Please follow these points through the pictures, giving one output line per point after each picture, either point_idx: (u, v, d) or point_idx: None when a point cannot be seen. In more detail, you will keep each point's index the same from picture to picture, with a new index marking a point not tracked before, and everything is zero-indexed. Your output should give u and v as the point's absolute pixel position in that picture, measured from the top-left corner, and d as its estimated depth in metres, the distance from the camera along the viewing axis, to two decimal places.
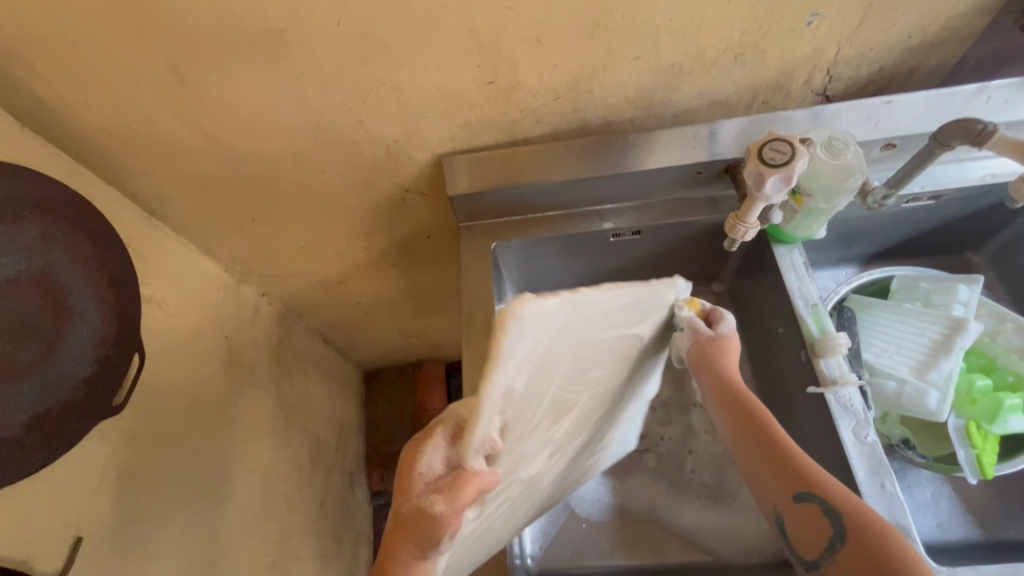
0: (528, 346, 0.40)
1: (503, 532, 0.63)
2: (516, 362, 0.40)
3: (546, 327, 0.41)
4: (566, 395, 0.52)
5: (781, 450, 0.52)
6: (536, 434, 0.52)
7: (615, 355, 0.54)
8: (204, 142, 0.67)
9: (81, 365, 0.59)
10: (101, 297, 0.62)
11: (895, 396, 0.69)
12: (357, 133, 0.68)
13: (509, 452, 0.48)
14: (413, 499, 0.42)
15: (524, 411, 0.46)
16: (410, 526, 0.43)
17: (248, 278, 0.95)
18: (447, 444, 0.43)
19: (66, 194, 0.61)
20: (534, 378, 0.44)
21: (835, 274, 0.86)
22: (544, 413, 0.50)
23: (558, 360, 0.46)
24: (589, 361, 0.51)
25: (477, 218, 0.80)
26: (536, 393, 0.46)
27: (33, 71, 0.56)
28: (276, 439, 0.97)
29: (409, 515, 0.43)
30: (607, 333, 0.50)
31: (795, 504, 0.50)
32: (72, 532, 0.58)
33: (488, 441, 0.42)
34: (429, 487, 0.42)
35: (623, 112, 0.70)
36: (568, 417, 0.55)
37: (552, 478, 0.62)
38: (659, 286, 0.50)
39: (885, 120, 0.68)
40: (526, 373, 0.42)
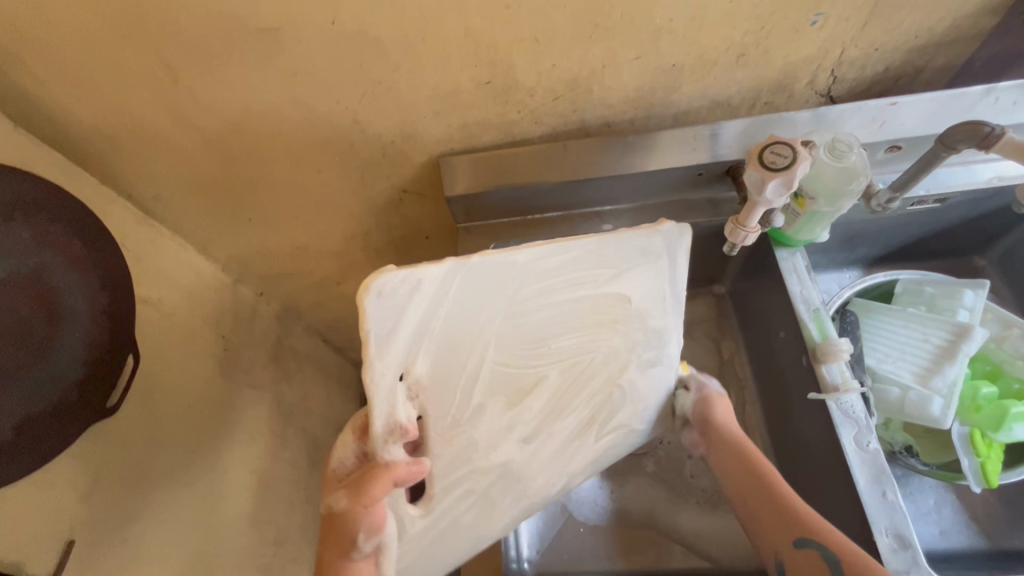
0: (415, 317, 0.44)
1: (490, 531, 0.58)
2: (398, 333, 0.44)
3: (431, 297, 0.44)
4: (516, 371, 0.52)
5: (779, 500, 0.54)
6: (487, 413, 0.53)
7: (580, 325, 0.53)
8: (198, 142, 0.67)
9: (71, 367, 0.59)
10: (94, 299, 0.62)
11: (898, 402, 0.68)
12: (353, 134, 0.67)
13: (442, 433, 0.51)
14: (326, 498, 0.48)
15: (445, 386, 0.49)
16: (328, 527, 0.48)
17: (246, 279, 0.94)
18: (357, 440, 0.50)
19: (59, 195, 0.59)
20: (442, 351, 0.47)
21: (838, 278, 0.85)
22: (484, 387, 0.51)
23: (477, 330, 0.48)
24: (536, 333, 0.51)
25: (475, 219, 0.79)
26: (459, 365, 0.49)
27: (25, 70, 0.56)
28: (274, 440, 0.97)
29: (328, 516, 0.48)
30: (546, 300, 0.50)
31: (795, 551, 0.51)
32: (64, 536, 0.57)
33: (397, 428, 0.47)
34: (339, 482, 0.48)
35: (623, 113, 0.69)
36: (534, 396, 0.54)
37: (542, 471, 0.58)
38: (606, 239, 0.50)
39: (890, 121, 0.67)
40: (425, 346, 0.46)
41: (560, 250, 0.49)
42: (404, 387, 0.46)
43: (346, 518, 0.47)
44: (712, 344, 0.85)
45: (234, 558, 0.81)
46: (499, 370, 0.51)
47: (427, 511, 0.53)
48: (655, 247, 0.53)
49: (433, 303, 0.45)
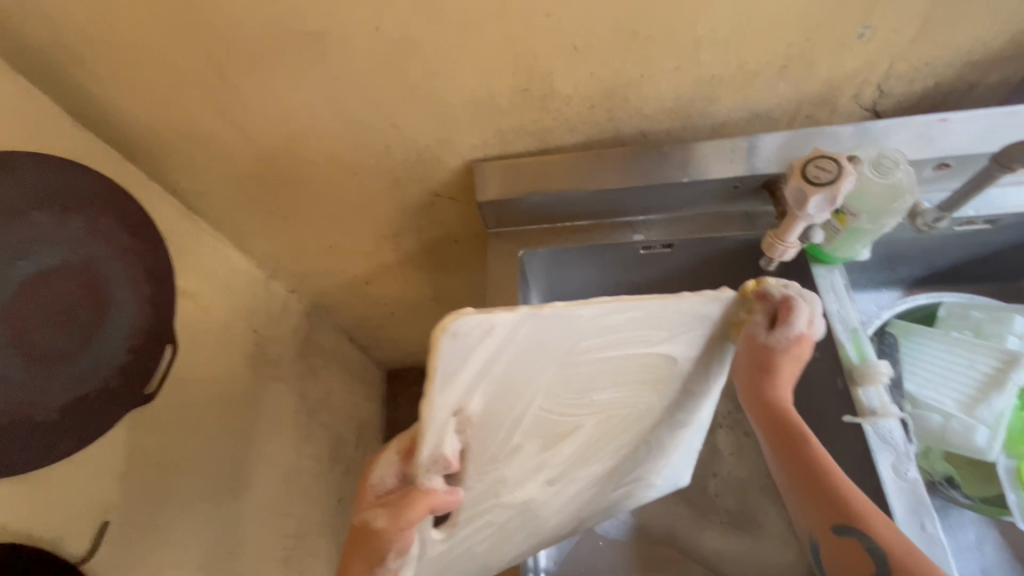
0: (480, 361, 0.40)
1: (495, 560, 0.60)
2: (462, 376, 0.40)
3: (499, 344, 0.40)
4: (556, 418, 0.51)
5: (817, 475, 0.49)
6: (522, 455, 0.52)
7: (622, 381, 0.52)
8: (241, 141, 0.69)
9: (116, 353, 0.60)
10: (138, 287, 0.63)
11: (940, 430, 0.65)
12: (390, 137, 0.69)
13: (481, 471, 0.49)
14: (362, 511, 0.45)
15: (492, 429, 0.46)
16: (360, 540, 0.45)
17: (279, 275, 0.97)
18: (400, 459, 0.45)
19: (103, 182, 0.59)
20: (496, 395, 0.44)
21: (877, 298, 0.82)
22: (525, 432, 0.50)
23: (532, 377, 0.46)
24: (581, 384, 0.50)
25: (506, 224, 0.79)
26: (508, 407, 0.46)
27: (87, 70, 0.59)
28: (299, 435, 0.99)
29: (359, 529, 0.45)
30: (598, 353, 0.48)
31: (833, 537, 0.47)
32: (101, 516, 0.59)
33: (441, 461, 0.43)
34: (377, 501, 0.45)
35: (659, 123, 0.69)
36: (566, 442, 0.54)
37: (555, 508, 0.60)
38: (673, 300, 0.47)
39: (939, 138, 0.64)
40: (484, 388, 0.42)
41: (634, 307, 0.45)
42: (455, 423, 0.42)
43: (378, 535, 0.43)
44: None
45: (256, 548, 0.83)
46: (540, 415, 0.50)
47: (448, 535, 0.50)
48: (710, 315, 0.51)
49: (499, 351, 0.41)
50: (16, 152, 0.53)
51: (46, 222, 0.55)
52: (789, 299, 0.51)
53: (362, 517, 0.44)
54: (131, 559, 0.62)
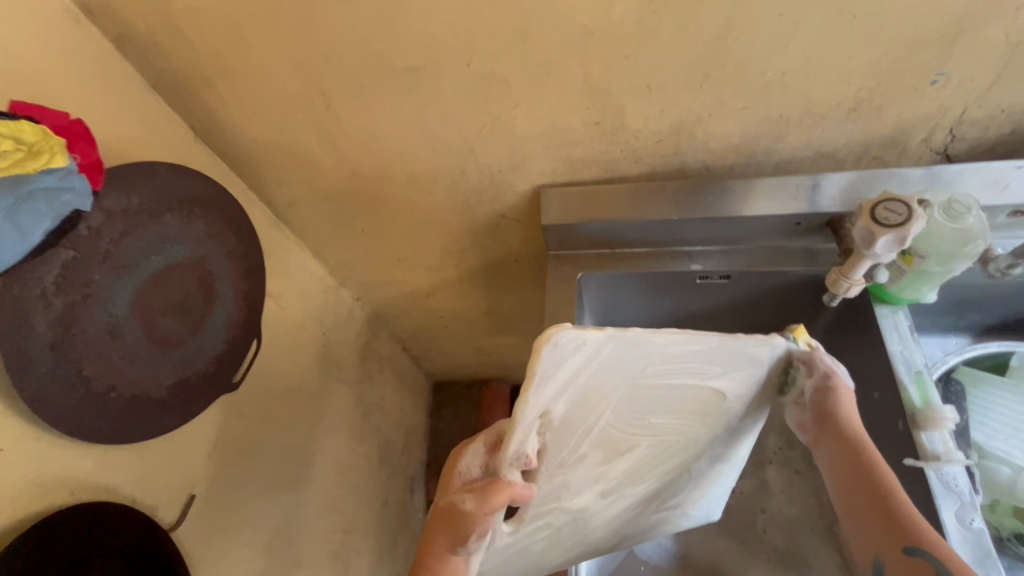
0: (568, 371, 0.43)
1: (544, 562, 0.63)
2: (551, 383, 0.43)
3: (585, 359, 0.43)
4: (619, 434, 0.53)
5: (887, 496, 0.50)
6: (584, 465, 0.54)
7: (683, 408, 0.55)
8: (333, 158, 0.76)
9: (214, 343, 0.67)
10: (237, 287, 0.70)
11: (1009, 483, 0.64)
12: (466, 161, 0.74)
13: (548, 476, 0.51)
14: (449, 495, 0.48)
15: (564, 435, 0.49)
16: (445, 520, 0.48)
17: (347, 283, 1.04)
18: (486, 451, 0.49)
19: (219, 192, 0.67)
20: (573, 405, 0.47)
21: (942, 343, 0.80)
22: (591, 444, 0.52)
23: (605, 393, 0.48)
24: (645, 406, 0.52)
25: (567, 248, 0.83)
26: (581, 418, 0.49)
27: (213, 93, 0.67)
28: (354, 435, 1.04)
29: (444, 510, 0.48)
30: (668, 377, 0.50)
31: (903, 557, 0.47)
32: (188, 489, 0.65)
33: (523, 457, 0.46)
34: (464, 487, 0.48)
35: (724, 158, 0.71)
36: (625, 458, 0.56)
37: (604, 521, 0.62)
38: (730, 340, 0.49)
39: (1015, 185, 0.64)
40: (565, 397, 0.45)
41: (703, 338, 0.48)
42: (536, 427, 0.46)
43: (464, 518, 0.46)
44: None
45: (309, 539, 0.88)
46: (606, 430, 0.52)
47: (515, 529, 0.53)
48: (759, 358, 0.53)
49: (583, 365, 0.44)
50: (160, 163, 0.60)
51: (175, 223, 0.61)
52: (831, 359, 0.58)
53: (449, 500, 0.48)
54: (208, 533, 0.67)
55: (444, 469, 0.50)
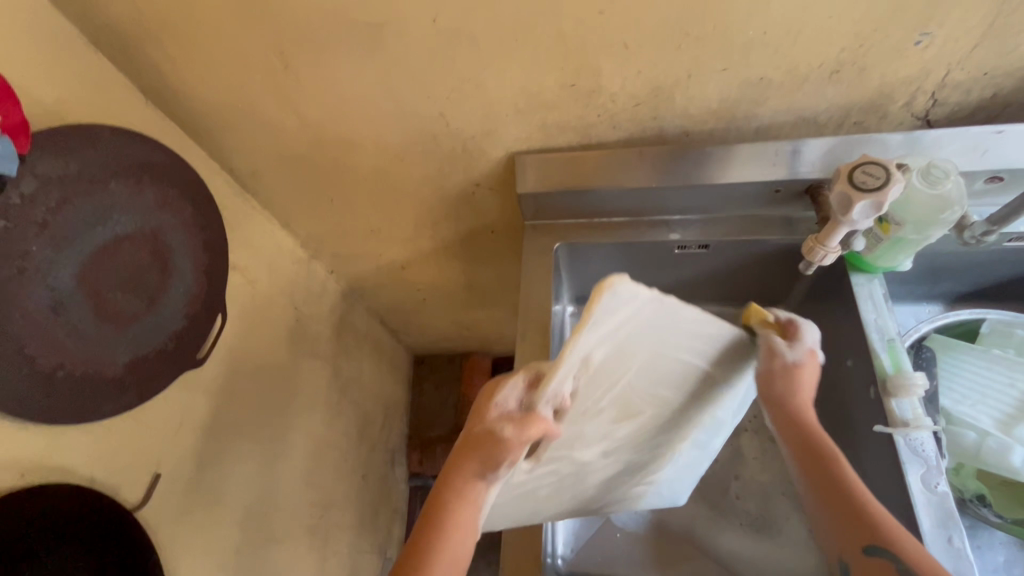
0: (615, 321, 0.45)
1: (537, 515, 0.61)
2: (601, 328, 0.44)
3: (631, 312, 0.45)
4: (634, 396, 0.55)
5: (850, 493, 0.52)
6: (598, 424, 0.54)
7: (695, 373, 0.57)
8: (296, 123, 0.72)
9: (174, 319, 0.64)
10: (197, 261, 0.67)
11: (975, 447, 0.64)
12: (437, 126, 0.71)
13: (569, 428, 0.51)
14: (486, 422, 0.48)
15: (593, 387, 0.50)
16: (478, 445, 0.48)
17: (320, 255, 1.01)
18: (525, 387, 0.48)
19: (169, 158, 0.64)
20: (608, 357, 0.48)
21: (916, 311, 0.81)
22: (610, 403, 0.53)
23: (636, 350, 0.50)
24: (660, 372, 0.54)
25: (544, 217, 0.81)
26: (611, 371, 0.50)
27: (161, 50, 0.63)
28: (330, 410, 1.03)
29: (477, 437, 0.48)
30: (688, 343, 0.53)
31: (863, 557, 0.50)
32: (152, 468, 0.63)
33: (558, 396, 0.47)
34: (501, 417, 0.48)
35: (703, 124, 0.69)
36: (635, 420, 0.57)
37: (601, 480, 0.61)
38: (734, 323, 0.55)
39: (993, 151, 0.63)
40: (607, 346, 0.46)
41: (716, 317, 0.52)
42: (577, 372, 0.46)
43: (498, 444, 0.47)
44: None
45: (285, 513, 0.87)
46: (625, 392, 0.53)
47: (532, 467, 0.51)
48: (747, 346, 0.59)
49: (628, 318, 0.46)
50: (100, 126, 0.57)
51: (122, 191, 0.58)
52: (793, 322, 0.59)
53: (486, 428, 0.48)
54: (177, 512, 0.66)
55: (482, 399, 0.50)
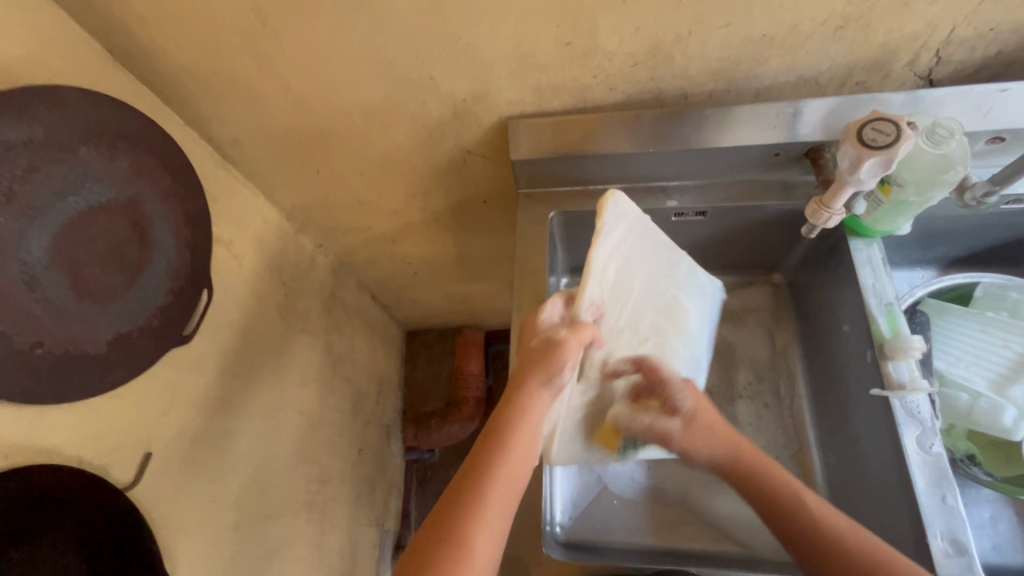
0: (618, 234, 0.57)
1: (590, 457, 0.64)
2: (612, 236, 0.55)
3: (626, 225, 0.58)
4: (638, 321, 0.65)
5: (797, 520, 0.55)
6: (619, 347, 0.63)
7: (674, 301, 0.70)
8: (277, 87, 0.69)
9: (158, 294, 0.61)
10: (179, 232, 0.64)
11: (967, 409, 0.66)
12: (426, 89, 0.68)
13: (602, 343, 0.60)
14: (541, 334, 0.57)
15: (613, 301, 0.60)
16: (540, 354, 0.56)
17: (307, 229, 0.98)
18: (563, 305, 0.59)
19: (141, 123, 0.60)
20: (619, 271, 0.59)
21: (910, 277, 0.81)
22: (624, 323, 0.63)
23: (634, 268, 0.62)
24: (651, 298, 0.67)
25: (537, 186, 0.79)
26: (621, 287, 0.61)
27: (127, 7, 0.58)
28: (324, 386, 1.02)
29: (537, 349, 0.56)
30: (664, 266, 0.68)
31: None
32: (143, 448, 0.61)
33: (594, 305, 0.56)
34: (552, 327, 0.57)
35: (702, 85, 0.67)
36: (647, 345, 0.67)
37: None
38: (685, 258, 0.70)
39: (997, 110, 0.62)
40: (617, 259, 0.58)
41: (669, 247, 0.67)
42: (604, 279, 0.57)
43: (556, 351, 0.55)
44: (765, 334, 0.83)
45: (283, 489, 0.86)
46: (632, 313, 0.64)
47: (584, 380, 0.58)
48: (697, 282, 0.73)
49: (626, 232, 0.58)
50: (66, 88, 0.53)
51: (94, 158, 0.55)
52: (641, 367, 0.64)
53: (543, 343, 0.56)
54: (172, 489, 0.65)
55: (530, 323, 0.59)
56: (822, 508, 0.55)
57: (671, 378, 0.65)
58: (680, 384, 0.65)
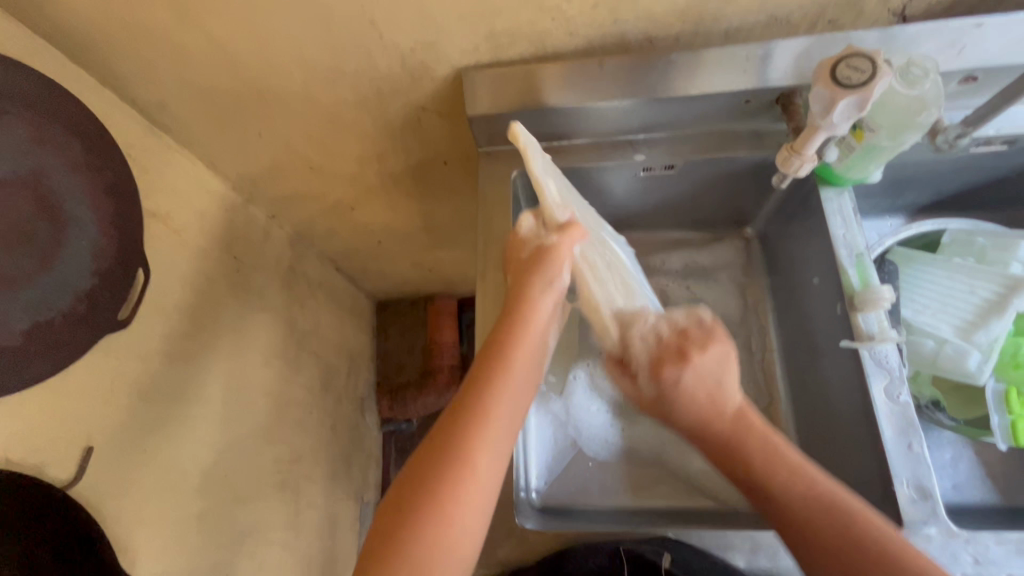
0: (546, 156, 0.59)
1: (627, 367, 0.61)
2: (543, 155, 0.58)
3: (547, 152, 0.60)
4: (600, 245, 0.64)
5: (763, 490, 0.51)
6: (597, 263, 0.61)
7: (613, 240, 0.69)
8: (202, 39, 0.61)
9: (80, 277, 0.57)
10: (98, 207, 0.59)
11: (932, 355, 0.65)
12: (370, 39, 0.61)
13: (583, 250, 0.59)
14: (530, 244, 0.59)
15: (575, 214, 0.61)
16: (531, 261, 0.57)
17: (256, 199, 0.92)
18: (539, 221, 0.60)
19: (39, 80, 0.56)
20: (562, 189, 0.60)
21: (879, 226, 0.80)
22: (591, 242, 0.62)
23: (572, 194, 0.64)
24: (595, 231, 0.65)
25: (498, 143, 0.74)
26: (574, 203, 0.62)
27: None
28: (289, 364, 0.97)
29: (529, 258, 0.57)
30: (589, 208, 0.68)
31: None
32: (83, 443, 0.57)
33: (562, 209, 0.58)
34: (537, 237, 0.59)
35: (669, 27, 0.62)
36: (616, 268, 0.64)
37: None
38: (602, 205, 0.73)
39: (971, 46, 0.59)
40: (554, 175, 0.59)
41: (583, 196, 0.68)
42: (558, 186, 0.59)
43: (550, 255, 0.56)
44: (736, 289, 0.82)
45: (252, 471, 0.83)
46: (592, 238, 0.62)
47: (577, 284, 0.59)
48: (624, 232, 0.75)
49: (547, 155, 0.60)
50: None
51: None
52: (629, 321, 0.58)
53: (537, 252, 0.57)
54: (121, 484, 0.61)
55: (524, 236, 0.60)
56: (810, 480, 0.49)
57: (639, 358, 0.57)
58: (648, 370, 0.57)
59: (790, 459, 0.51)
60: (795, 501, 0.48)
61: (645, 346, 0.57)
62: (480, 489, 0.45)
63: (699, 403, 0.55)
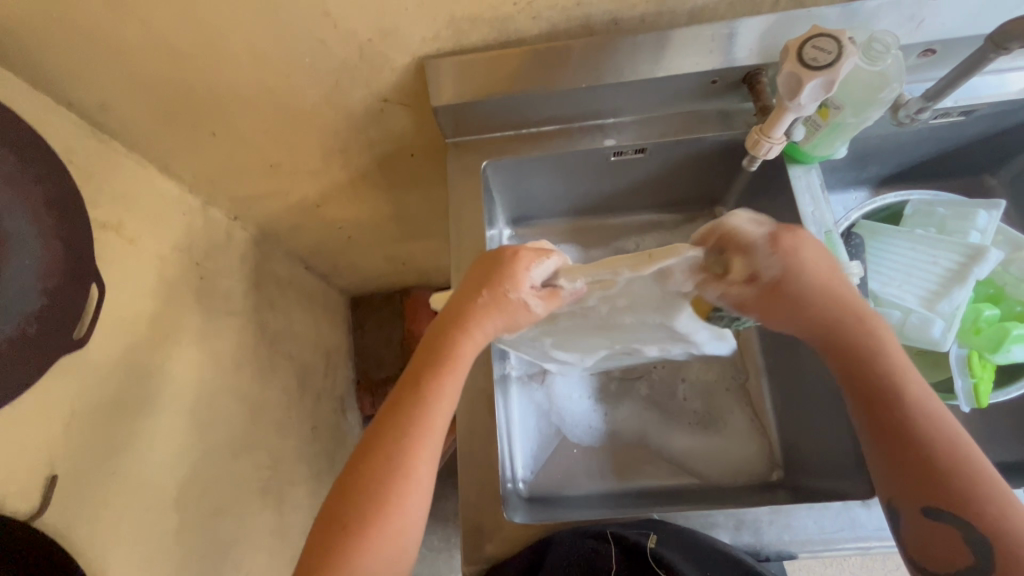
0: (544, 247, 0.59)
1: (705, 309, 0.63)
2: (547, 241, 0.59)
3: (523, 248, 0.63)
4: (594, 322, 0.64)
5: (896, 410, 0.48)
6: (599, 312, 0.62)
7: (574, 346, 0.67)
8: (142, 34, 0.58)
9: (27, 298, 0.54)
10: (40, 220, 0.56)
11: (898, 325, 0.67)
12: (323, 28, 0.59)
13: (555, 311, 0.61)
14: (520, 292, 0.53)
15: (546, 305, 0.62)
16: (506, 307, 0.53)
17: (216, 201, 0.88)
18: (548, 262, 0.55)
19: None
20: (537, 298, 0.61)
21: (845, 200, 0.82)
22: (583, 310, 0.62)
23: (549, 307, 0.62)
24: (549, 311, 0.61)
25: (466, 133, 0.72)
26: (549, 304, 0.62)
27: None
28: (263, 369, 0.95)
29: (508, 301, 0.53)
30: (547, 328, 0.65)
31: (926, 516, 0.45)
32: (45, 472, 0.54)
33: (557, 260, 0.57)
34: (530, 291, 0.54)
35: (634, 7, 0.60)
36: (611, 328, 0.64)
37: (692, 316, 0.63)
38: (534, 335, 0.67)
39: (929, 20, 0.60)
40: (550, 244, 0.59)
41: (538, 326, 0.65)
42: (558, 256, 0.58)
43: (514, 309, 0.54)
44: None
45: (232, 482, 0.82)
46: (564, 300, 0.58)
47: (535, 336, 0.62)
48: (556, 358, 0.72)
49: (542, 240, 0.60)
50: None
51: None
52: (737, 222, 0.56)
53: (504, 290, 0.53)
54: (95, 508, 0.58)
55: (508, 257, 0.55)
56: (931, 407, 0.48)
57: (751, 241, 0.55)
58: (766, 245, 0.55)
59: (913, 380, 0.50)
60: (916, 425, 0.47)
61: (753, 226, 0.56)
62: (407, 508, 0.47)
63: (816, 289, 0.55)
